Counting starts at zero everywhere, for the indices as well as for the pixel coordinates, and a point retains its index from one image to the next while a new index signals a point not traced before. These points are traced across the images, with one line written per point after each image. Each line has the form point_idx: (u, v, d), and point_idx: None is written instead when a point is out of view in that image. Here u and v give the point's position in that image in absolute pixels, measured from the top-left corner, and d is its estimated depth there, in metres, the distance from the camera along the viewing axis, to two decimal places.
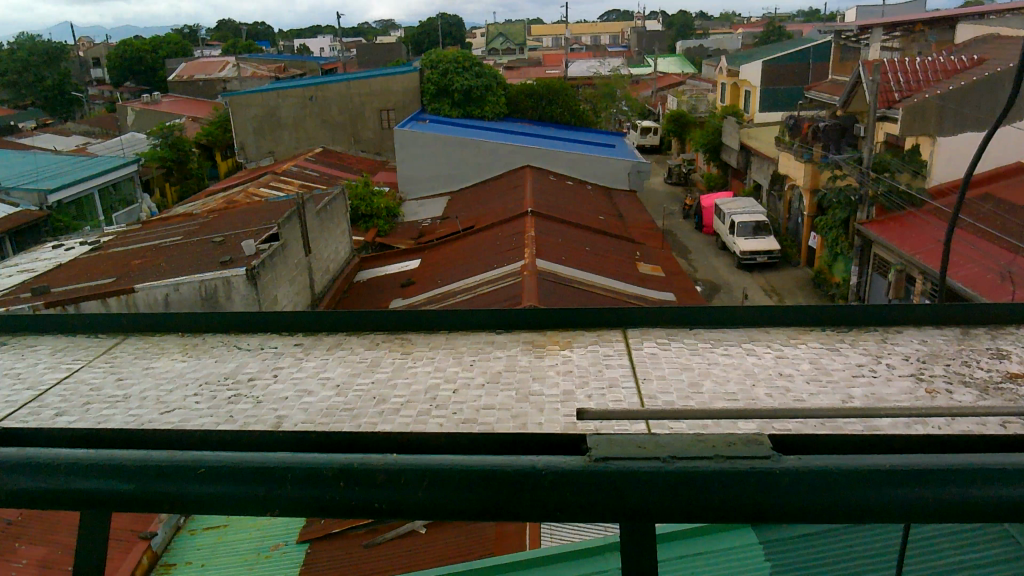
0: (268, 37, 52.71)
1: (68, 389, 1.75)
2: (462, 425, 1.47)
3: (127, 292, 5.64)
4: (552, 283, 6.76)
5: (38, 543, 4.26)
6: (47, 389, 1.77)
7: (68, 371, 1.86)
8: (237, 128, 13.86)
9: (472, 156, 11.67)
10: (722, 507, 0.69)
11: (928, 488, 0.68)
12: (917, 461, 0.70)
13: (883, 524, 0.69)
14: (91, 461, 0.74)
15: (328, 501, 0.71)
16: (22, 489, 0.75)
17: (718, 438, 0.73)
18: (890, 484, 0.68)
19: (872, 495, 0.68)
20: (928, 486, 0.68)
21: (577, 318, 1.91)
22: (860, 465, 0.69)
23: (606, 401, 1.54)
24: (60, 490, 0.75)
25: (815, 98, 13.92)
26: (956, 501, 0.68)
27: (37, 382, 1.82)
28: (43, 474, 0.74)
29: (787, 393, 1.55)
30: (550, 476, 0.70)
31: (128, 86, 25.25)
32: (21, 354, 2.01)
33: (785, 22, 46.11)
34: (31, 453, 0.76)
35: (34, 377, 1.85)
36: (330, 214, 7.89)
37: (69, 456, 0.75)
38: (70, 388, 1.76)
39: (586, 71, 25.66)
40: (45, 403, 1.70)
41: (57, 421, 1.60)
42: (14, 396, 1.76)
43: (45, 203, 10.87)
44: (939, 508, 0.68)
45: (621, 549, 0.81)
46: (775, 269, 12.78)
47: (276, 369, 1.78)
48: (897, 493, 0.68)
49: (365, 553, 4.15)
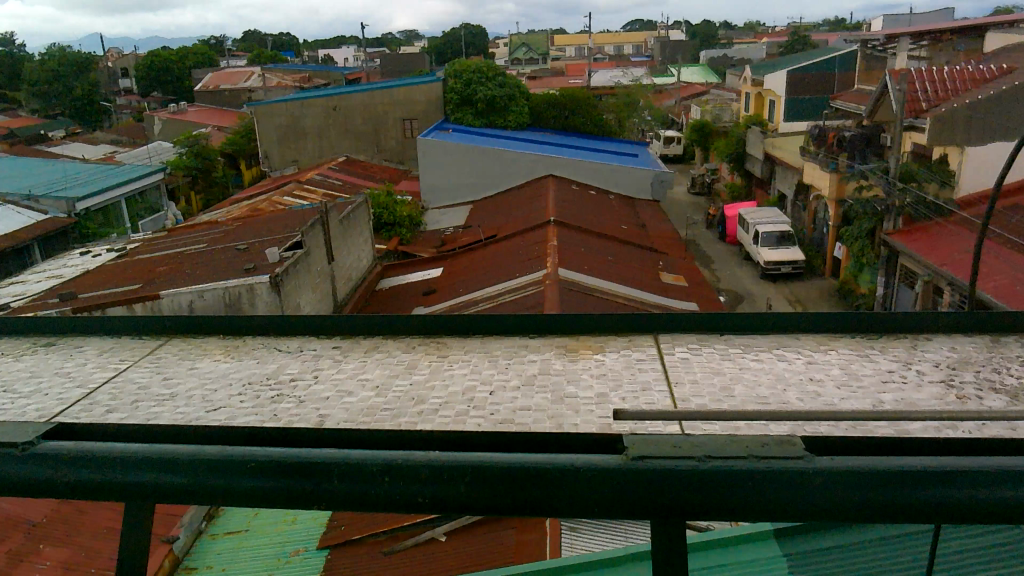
0: (295, 48, 53.83)
1: (117, 388, 1.76)
2: (500, 426, 1.45)
3: (152, 298, 5.69)
4: (577, 292, 6.74)
5: (61, 545, 4.23)
6: (97, 387, 1.78)
7: (116, 371, 1.87)
8: (261, 137, 14.06)
9: (494, 166, 11.67)
10: (752, 509, 0.75)
11: (948, 487, 0.74)
12: (940, 462, 0.76)
13: (896, 521, 0.75)
14: (148, 454, 0.84)
15: (381, 495, 0.78)
16: (82, 480, 0.85)
17: (749, 439, 0.80)
18: (905, 484, 0.74)
19: (893, 495, 0.74)
20: (948, 486, 0.74)
21: (609, 322, 1.89)
22: (878, 468, 0.75)
23: (639, 403, 1.52)
24: (105, 482, 0.85)
25: (841, 107, 13.83)
26: (967, 501, 0.73)
27: (87, 380, 1.83)
28: (96, 467, 0.84)
29: (818, 397, 1.52)
30: (589, 472, 0.77)
31: (155, 95, 25.71)
32: (69, 354, 2.03)
33: (805, 31, 45.54)
34: (97, 448, 0.86)
35: (84, 375, 1.86)
36: (353, 223, 7.93)
37: (127, 452, 0.85)
38: (119, 386, 1.77)
39: (609, 82, 25.65)
40: (95, 400, 1.71)
41: (107, 418, 1.61)
42: (65, 394, 1.76)
43: (73, 210, 11.06)
44: (955, 508, 0.74)
45: (654, 550, 0.88)
46: (799, 279, 12.63)
47: (317, 370, 1.78)
48: (915, 491, 0.74)
49: (384, 559, 4.14)
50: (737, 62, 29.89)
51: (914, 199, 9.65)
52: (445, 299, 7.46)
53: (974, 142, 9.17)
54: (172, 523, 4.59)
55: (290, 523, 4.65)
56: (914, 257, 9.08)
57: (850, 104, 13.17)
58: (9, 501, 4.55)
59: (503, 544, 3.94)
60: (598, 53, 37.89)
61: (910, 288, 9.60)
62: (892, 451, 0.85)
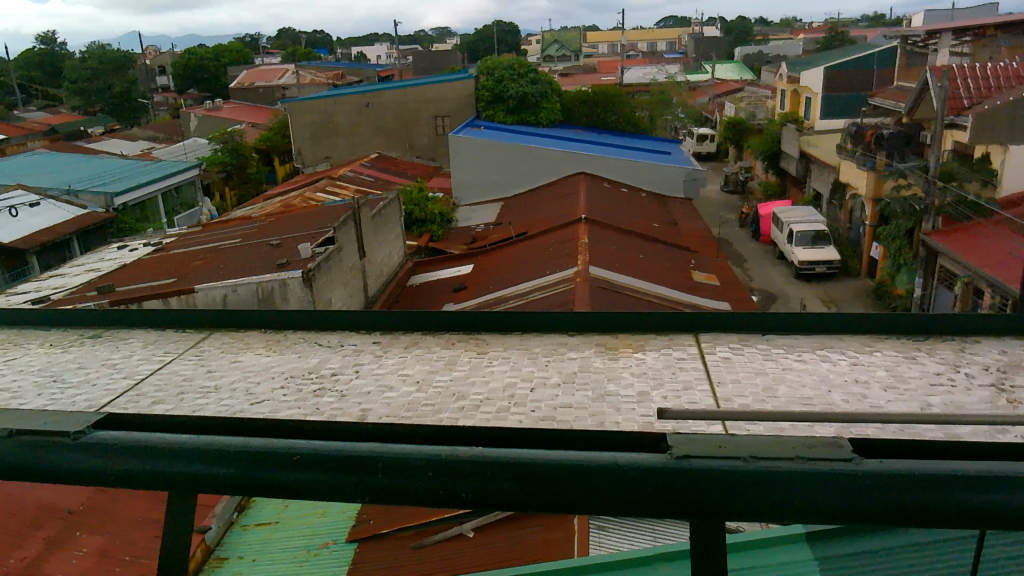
0: (329, 46, 54.28)
1: (163, 379, 1.78)
2: (542, 422, 1.43)
3: (186, 292, 5.77)
4: (607, 290, 6.70)
5: (97, 533, 4.30)
6: (143, 378, 1.80)
7: (161, 362, 1.89)
8: (294, 134, 14.19)
9: (525, 163, 11.65)
10: (798, 511, 0.73)
11: (1009, 494, 0.70)
12: (1001, 468, 0.72)
13: (949, 526, 0.72)
14: (194, 446, 0.84)
15: (424, 490, 0.77)
16: (131, 471, 0.85)
17: (797, 440, 0.78)
18: (961, 488, 0.71)
19: (949, 500, 0.71)
20: (1004, 491, 0.71)
21: (649, 321, 1.87)
22: (932, 471, 0.72)
23: (680, 403, 1.49)
24: (154, 472, 0.85)
25: (879, 105, 13.57)
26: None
27: (134, 371, 1.85)
28: (148, 457, 0.84)
29: (864, 399, 1.48)
30: (632, 471, 0.75)
31: (192, 92, 26.08)
32: (115, 346, 2.06)
33: (843, 27, 44.71)
34: (146, 439, 0.86)
35: (131, 367, 1.88)
36: (385, 219, 7.96)
37: (174, 442, 0.85)
38: (164, 378, 1.79)
39: (641, 79, 25.47)
40: (142, 391, 1.73)
41: (153, 409, 1.62)
42: (113, 384, 1.78)
43: (111, 205, 11.30)
44: (1020, 514, 0.70)
45: (691, 550, 0.86)
46: (834, 279, 12.43)
47: (358, 365, 1.78)
48: (973, 497, 0.71)
49: (413, 554, 4.14)
50: (773, 59, 29.49)
51: (954, 199, 9.44)
52: (475, 296, 7.46)
53: (1017, 142, 8.90)
54: (204, 513, 4.65)
55: (320, 515, 4.68)
56: (954, 258, 8.86)
57: (888, 102, 12.91)
58: (46, 488, 4.63)
59: (531, 541, 3.92)
60: (631, 50, 37.62)
61: (950, 290, 9.41)
62: (945, 454, 0.81)
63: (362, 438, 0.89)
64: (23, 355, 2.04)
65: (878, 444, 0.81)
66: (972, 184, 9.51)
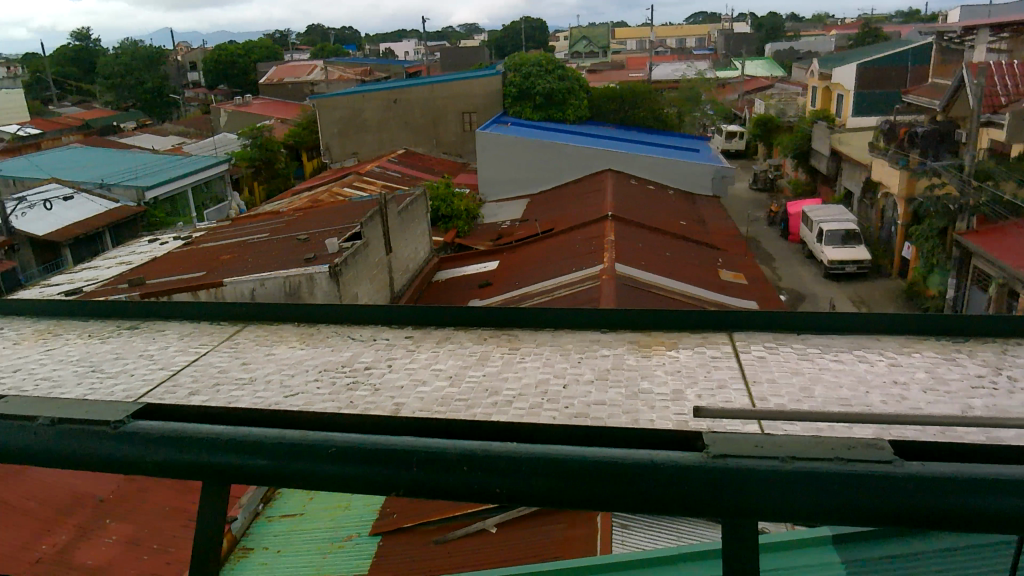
0: (358, 42, 54.58)
1: (198, 371, 1.79)
2: (575, 419, 1.41)
3: (215, 285, 5.83)
4: (633, 288, 6.64)
5: (126, 521, 4.36)
6: (179, 369, 1.81)
7: (197, 355, 1.90)
8: (322, 130, 14.25)
9: (552, 159, 11.61)
10: (837, 513, 0.71)
11: None
12: None
13: (996, 533, 0.69)
14: (230, 436, 0.83)
15: (456, 486, 0.77)
16: (168, 460, 0.85)
17: (837, 440, 0.75)
18: (1012, 496, 0.68)
19: (998, 506, 0.68)
20: None
21: (683, 320, 1.84)
22: (980, 475, 0.69)
23: (716, 401, 1.46)
24: (190, 463, 0.84)
25: (914, 102, 13.32)
26: None
27: (170, 363, 1.86)
28: (185, 447, 0.84)
29: (903, 401, 1.44)
30: (667, 469, 0.73)
31: (223, 88, 26.38)
32: (152, 337, 2.08)
33: (876, 23, 43.92)
34: (182, 428, 0.86)
35: (167, 358, 1.90)
36: (411, 215, 7.99)
37: (209, 433, 0.84)
38: (200, 369, 1.80)
39: (670, 76, 25.26)
40: (178, 382, 1.74)
41: (189, 399, 1.63)
42: (150, 375, 1.80)
43: (143, 199, 11.45)
44: None
45: (723, 552, 0.85)
46: (864, 279, 12.25)
47: (390, 359, 1.78)
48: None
49: (435, 549, 4.14)
50: (804, 56, 29.08)
51: (991, 198, 9.25)
52: (501, 292, 7.45)
53: None
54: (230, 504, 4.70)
55: (344, 508, 4.70)
56: (989, 259, 8.70)
57: (923, 99, 12.68)
58: (77, 476, 4.70)
59: (554, 539, 3.89)
60: (659, 46, 37.28)
61: (983, 291, 9.25)
62: (991, 457, 0.78)
63: (395, 432, 0.88)
64: (62, 345, 2.07)
65: (922, 447, 0.79)
66: (1009, 183, 9.32)
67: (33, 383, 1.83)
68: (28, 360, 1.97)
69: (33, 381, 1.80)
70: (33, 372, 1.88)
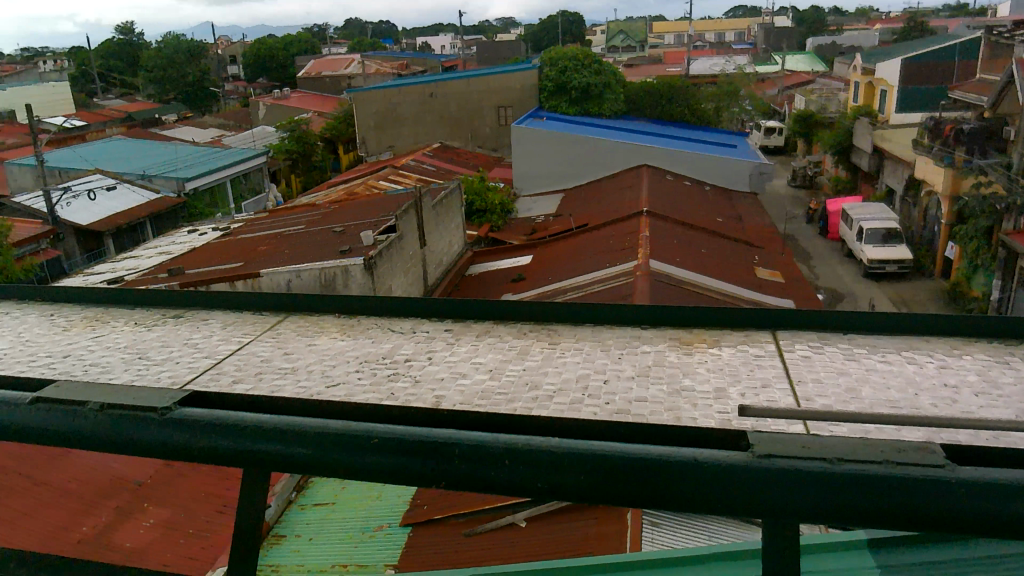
0: (395, 35, 54.84)
1: (241, 360, 1.81)
2: (616, 416, 1.39)
3: (252, 276, 5.90)
4: (667, 285, 6.59)
5: (164, 506, 4.44)
6: (223, 358, 1.83)
7: (240, 344, 1.92)
8: (359, 124, 14.33)
9: (587, 154, 11.55)
10: (888, 515, 0.68)
11: None
12: None
13: None
14: (274, 426, 0.83)
15: (497, 480, 0.75)
16: (212, 447, 0.85)
17: (887, 444, 0.73)
18: None
19: None
20: None
21: (726, 317, 1.80)
22: None
23: (760, 400, 1.44)
24: (234, 450, 0.85)
25: (961, 98, 12.99)
26: None
27: (214, 351, 1.88)
28: (230, 434, 0.84)
29: (954, 404, 1.40)
30: (712, 469, 0.71)
31: (262, 81, 26.71)
32: (196, 326, 2.10)
33: (923, 16, 42.87)
34: (228, 417, 0.86)
35: (211, 347, 1.92)
36: (446, 208, 8.01)
37: (254, 422, 0.84)
38: (243, 358, 1.82)
39: (708, 71, 24.96)
40: (222, 370, 1.76)
41: (233, 387, 1.65)
42: (195, 363, 1.82)
43: (182, 189, 11.63)
44: None
45: (765, 553, 0.82)
46: (905, 279, 12.00)
47: (430, 352, 1.77)
48: None
49: (465, 540, 4.15)
50: (847, 50, 28.51)
51: None
52: (534, 287, 7.44)
53: None
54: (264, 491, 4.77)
55: (375, 499, 4.73)
56: None
57: (970, 95, 12.36)
58: (116, 459, 4.80)
59: (584, 534, 3.88)
60: (698, 40, 36.84)
61: None
62: None
63: (436, 425, 0.87)
64: (110, 332, 2.10)
65: (976, 453, 0.76)
66: None
67: (81, 368, 1.86)
68: (77, 346, 2.01)
69: (82, 367, 1.83)
70: (81, 357, 1.91)
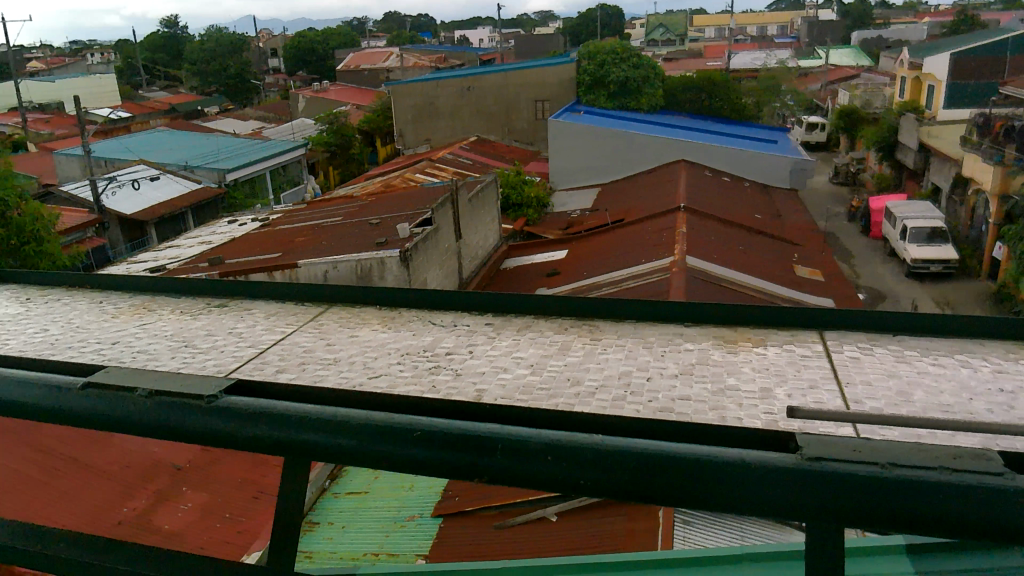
0: (432, 29, 54.97)
1: (285, 349, 1.83)
2: (659, 414, 1.38)
3: (290, 267, 5.97)
4: (704, 282, 6.50)
5: (201, 490, 4.52)
6: (267, 347, 1.85)
7: (283, 334, 1.94)
8: (397, 117, 14.37)
9: (625, 149, 11.46)
10: (944, 522, 0.66)
11: None
12: None
13: None
14: (319, 416, 0.84)
15: (540, 475, 0.74)
16: (257, 435, 0.86)
17: (943, 449, 0.71)
18: None
19: None
20: None
21: (772, 316, 1.77)
22: None
23: (807, 402, 1.41)
24: (277, 439, 0.85)
25: (1012, 94, 12.61)
26: None
27: (258, 341, 1.91)
28: (276, 424, 0.85)
29: (1011, 411, 1.36)
30: (761, 471, 0.70)
31: (303, 74, 26.98)
32: (240, 316, 2.13)
33: (974, 9, 41.66)
34: (274, 406, 0.87)
35: (255, 336, 1.94)
36: (481, 201, 8.00)
37: (299, 412, 0.85)
38: (286, 348, 1.84)
39: (749, 65, 24.58)
40: (266, 359, 1.78)
41: (277, 377, 1.66)
42: (239, 352, 1.84)
43: (223, 181, 11.82)
44: None
45: (810, 556, 0.80)
46: (949, 279, 11.71)
47: (471, 345, 1.77)
48: None
49: (497, 532, 4.16)
50: (893, 45, 27.86)
51: None
52: (570, 281, 7.40)
53: None
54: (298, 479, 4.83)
55: (408, 489, 4.76)
56: None
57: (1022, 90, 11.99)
58: (156, 443, 4.89)
59: (616, 531, 3.86)
60: (739, 34, 36.28)
61: None
62: None
63: (479, 419, 0.86)
64: (157, 320, 2.14)
65: None
66: None
67: (129, 355, 1.90)
68: (125, 333, 2.05)
69: (130, 354, 1.86)
70: (129, 344, 1.95)
